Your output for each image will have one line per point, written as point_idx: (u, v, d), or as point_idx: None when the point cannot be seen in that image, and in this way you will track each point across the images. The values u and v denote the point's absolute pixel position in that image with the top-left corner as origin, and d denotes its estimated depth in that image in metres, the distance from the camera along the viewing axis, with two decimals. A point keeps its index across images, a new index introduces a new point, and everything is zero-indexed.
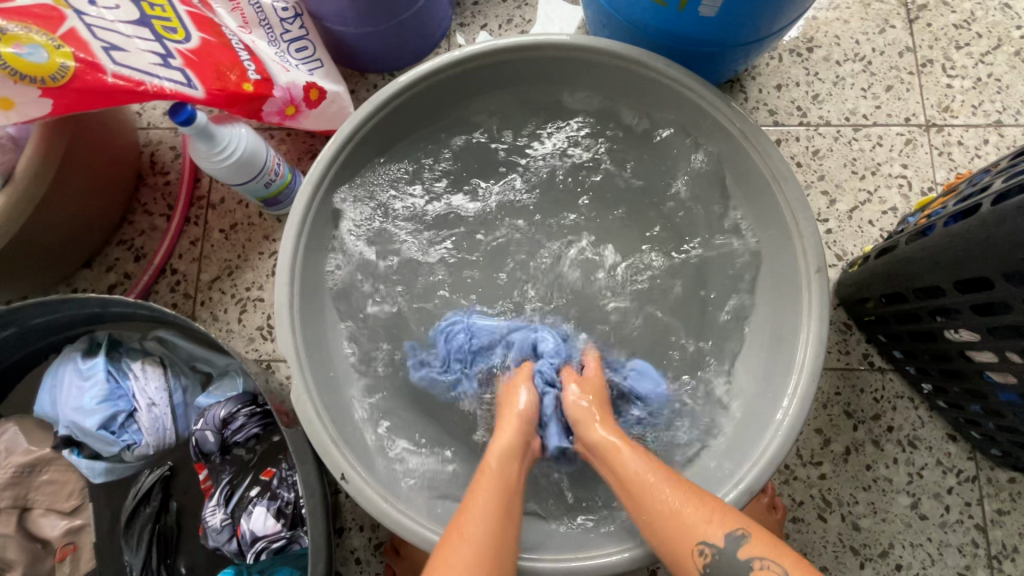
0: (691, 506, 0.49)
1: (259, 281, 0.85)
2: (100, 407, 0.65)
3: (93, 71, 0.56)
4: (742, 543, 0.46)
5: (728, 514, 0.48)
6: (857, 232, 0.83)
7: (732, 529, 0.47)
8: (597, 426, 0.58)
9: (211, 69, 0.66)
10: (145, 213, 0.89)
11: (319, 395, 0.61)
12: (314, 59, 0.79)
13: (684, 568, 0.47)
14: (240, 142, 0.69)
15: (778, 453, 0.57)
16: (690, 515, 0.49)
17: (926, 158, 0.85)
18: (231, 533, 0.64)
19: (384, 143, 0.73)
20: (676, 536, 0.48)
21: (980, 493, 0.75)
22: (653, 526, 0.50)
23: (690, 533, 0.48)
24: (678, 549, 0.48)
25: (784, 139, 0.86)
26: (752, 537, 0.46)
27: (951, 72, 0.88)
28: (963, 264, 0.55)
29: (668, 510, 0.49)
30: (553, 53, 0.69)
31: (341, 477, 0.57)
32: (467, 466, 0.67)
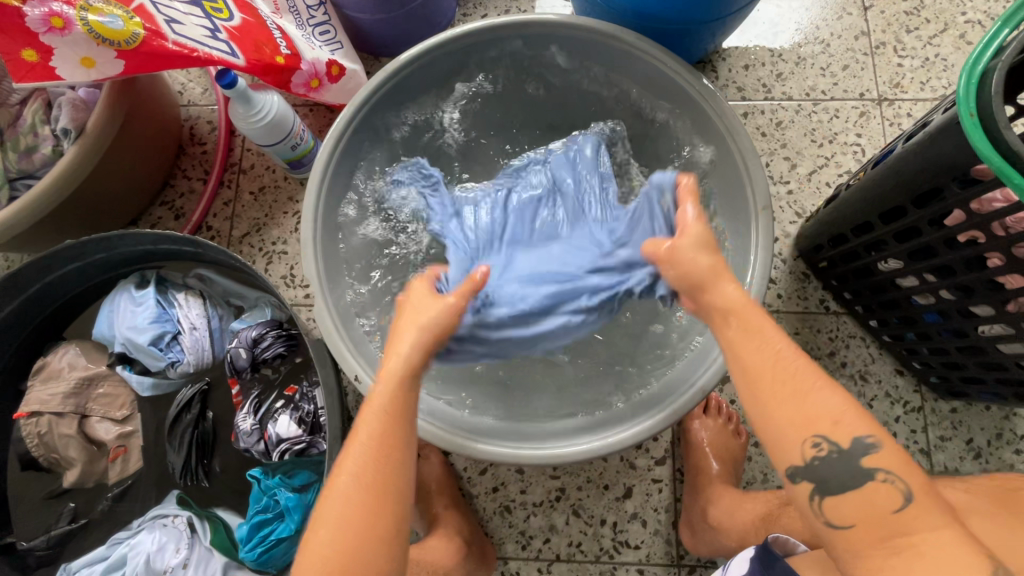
0: (825, 392, 0.45)
1: (283, 237, 0.97)
2: (151, 327, 0.76)
3: (157, 38, 0.68)
4: (871, 450, 0.44)
5: (859, 417, 0.44)
6: (815, 193, 0.92)
7: (864, 435, 0.44)
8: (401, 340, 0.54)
9: (250, 43, 0.78)
10: (185, 178, 1.01)
11: (336, 313, 0.72)
12: (336, 41, 0.92)
13: (789, 451, 0.45)
14: (272, 106, 0.81)
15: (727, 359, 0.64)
16: (805, 384, 0.45)
17: (877, 128, 0.95)
18: (259, 436, 0.74)
19: (395, 108, 0.83)
20: (790, 428, 0.44)
21: (925, 421, 0.83)
22: (753, 398, 0.46)
23: (811, 425, 0.44)
24: (791, 434, 0.44)
25: (751, 112, 0.97)
26: (883, 447, 0.44)
27: (901, 53, 0.98)
28: (885, 197, 0.65)
29: (799, 394, 0.45)
30: (540, 30, 0.79)
31: (354, 378, 0.68)
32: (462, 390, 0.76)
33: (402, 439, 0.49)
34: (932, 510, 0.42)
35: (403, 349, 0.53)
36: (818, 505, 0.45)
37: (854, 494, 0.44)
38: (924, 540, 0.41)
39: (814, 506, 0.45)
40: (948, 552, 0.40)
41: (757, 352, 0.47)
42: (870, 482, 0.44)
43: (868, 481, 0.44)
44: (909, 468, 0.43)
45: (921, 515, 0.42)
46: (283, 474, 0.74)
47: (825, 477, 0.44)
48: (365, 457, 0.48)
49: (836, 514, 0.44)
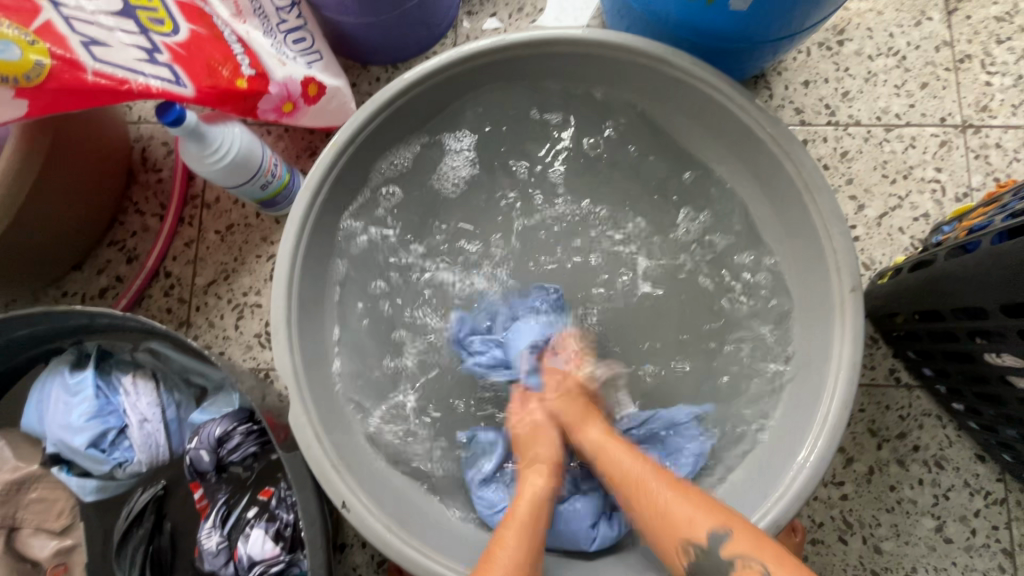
0: (677, 501, 0.49)
1: (256, 286, 0.82)
2: (89, 425, 0.62)
3: (72, 69, 0.52)
4: (725, 539, 0.45)
5: (711, 511, 0.47)
6: (886, 240, 0.78)
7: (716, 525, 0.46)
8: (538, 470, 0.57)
9: (201, 65, 0.62)
10: (137, 213, 0.85)
11: (318, 416, 0.58)
12: (313, 51, 0.74)
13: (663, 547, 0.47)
14: (234, 141, 0.65)
15: (794, 502, 0.54)
16: (655, 501, 0.49)
17: (961, 161, 0.80)
18: (228, 557, 0.61)
19: (386, 146, 0.68)
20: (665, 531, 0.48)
21: (1009, 516, 0.72)
22: (635, 517, 0.51)
23: (675, 531, 0.47)
24: (665, 542, 0.48)
25: (811, 140, 0.81)
26: (736, 532, 0.45)
27: (990, 68, 0.82)
28: (1010, 288, 0.51)
29: (657, 511, 0.49)
30: (569, 49, 0.64)
31: (341, 505, 0.54)
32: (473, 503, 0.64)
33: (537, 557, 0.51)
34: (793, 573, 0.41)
35: (529, 494, 0.55)
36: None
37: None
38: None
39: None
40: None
41: (612, 462, 0.55)
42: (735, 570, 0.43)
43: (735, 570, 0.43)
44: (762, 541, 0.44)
45: None
46: None
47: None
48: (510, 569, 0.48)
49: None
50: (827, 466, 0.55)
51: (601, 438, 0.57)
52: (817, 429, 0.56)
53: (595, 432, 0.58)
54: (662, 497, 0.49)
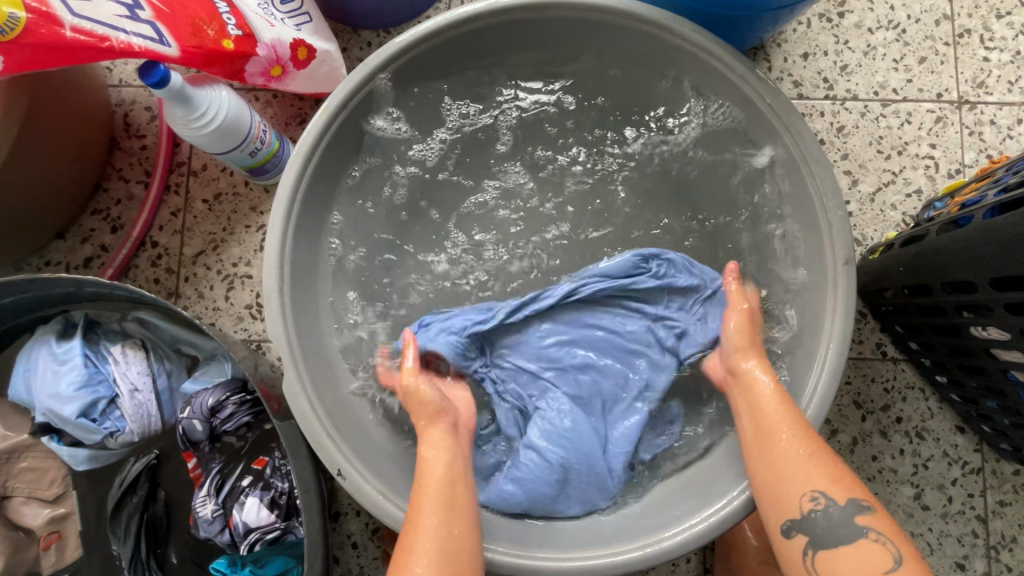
0: (817, 460, 0.50)
1: (246, 256, 0.80)
2: (78, 395, 0.61)
3: (49, 23, 0.50)
4: (864, 511, 0.48)
5: (850, 483, 0.49)
6: (878, 216, 0.79)
7: (859, 498, 0.48)
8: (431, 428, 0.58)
9: (185, 23, 0.59)
10: (120, 180, 0.82)
11: (312, 386, 0.58)
12: (301, 12, 0.72)
13: (786, 494, 0.50)
14: (222, 105, 0.63)
15: None
16: (794, 452, 0.51)
17: (955, 138, 0.80)
18: (223, 525, 0.61)
19: (379, 113, 0.67)
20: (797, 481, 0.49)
21: (984, 484, 0.74)
22: (761, 462, 0.52)
23: (810, 481, 0.49)
24: (784, 495, 0.50)
25: (808, 114, 0.81)
26: (874, 511, 0.48)
27: (989, 44, 0.82)
28: (1000, 262, 0.52)
29: (795, 458, 0.50)
30: (568, 14, 0.63)
31: (337, 473, 0.55)
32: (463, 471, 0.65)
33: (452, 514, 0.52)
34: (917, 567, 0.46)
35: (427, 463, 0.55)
36: (812, 559, 0.48)
37: (845, 550, 0.47)
38: None
39: (809, 559, 0.48)
40: None
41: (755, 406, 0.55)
42: (863, 539, 0.47)
43: (860, 538, 0.47)
44: (897, 533, 0.47)
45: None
46: (252, 564, 0.62)
47: (823, 530, 0.48)
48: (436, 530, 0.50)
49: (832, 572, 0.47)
50: (814, 435, 0.56)
51: (760, 378, 0.57)
52: (805, 401, 0.58)
53: (753, 361, 0.59)
54: (800, 450, 0.51)
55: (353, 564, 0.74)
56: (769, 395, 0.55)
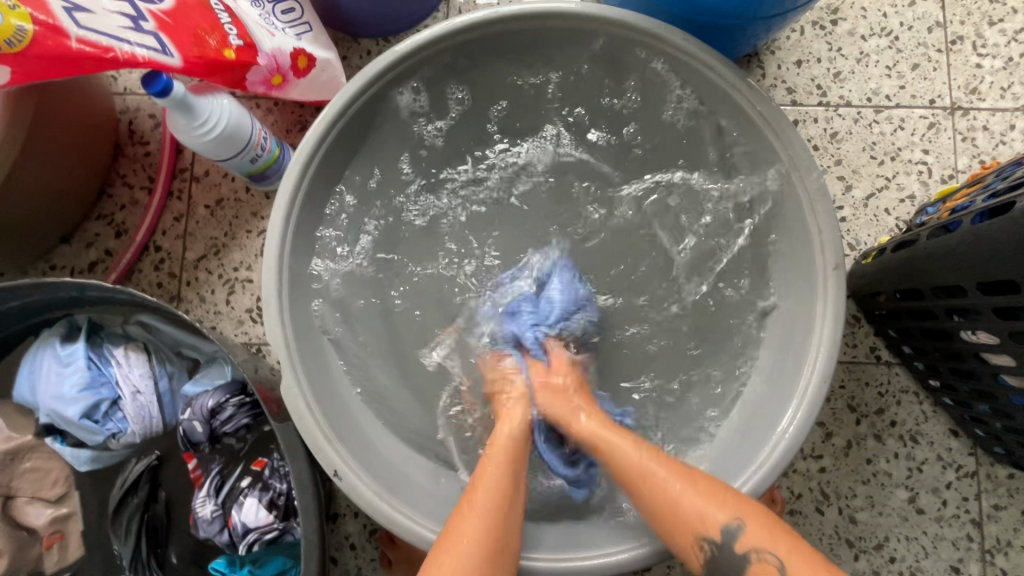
0: (689, 495, 0.49)
1: (247, 260, 0.82)
2: (82, 396, 0.62)
3: (55, 36, 0.51)
4: (739, 533, 0.46)
5: (725, 504, 0.48)
6: (872, 221, 0.79)
7: (731, 517, 0.47)
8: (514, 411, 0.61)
9: (187, 34, 0.61)
10: (125, 186, 0.84)
11: (310, 388, 0.59)
12: (302, 22, 0.73)
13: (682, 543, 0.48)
14: (223, 113, 0.65)
15: (773, 471, 0.56)
16: (669, 501, 0.50)
17: (948, 144, 0.81)
18: (222, 525, 0.62)
19: (377, 121, 0.68)
20: (679, 531, 0.49)
21: (978, 488, 0.75)
22: (651, 515, 0.51)
23: (688, 525, 0.48)
24: (678, 538, 0.49)
25: (802, 120, 0.82)
26: (749, 522, 0.47)
27: (981, 50, 0.83)
28: (989, 266, 0.52)
29: (669, 504, 0.50)
30: (562, 23, 0.64)
31: (333, 474, 0.56)
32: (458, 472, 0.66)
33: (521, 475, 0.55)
34: (807, 563, 0.44)
35: (510, 424, 0.59)
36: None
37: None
38: None
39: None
40: None
41: (613, 451, 0.55)
42: (751, 564, 0.45)
43: (751, 565, 0.45)
44: (776, 531, 0.46)
45: None
46: (251, 564, 0.63)
47: (718, 570, 0.46)
48: (496, 495, 0.52)
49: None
50: (805, 437, 0.57)
51: (598, 429, 0.57)
52: (796, 404, 0.59)
53: (583, 419, 0.58)
54: (675, 492, 0.50)
55: (351, 565, 0.75)
56: (633, 444, 0.55)
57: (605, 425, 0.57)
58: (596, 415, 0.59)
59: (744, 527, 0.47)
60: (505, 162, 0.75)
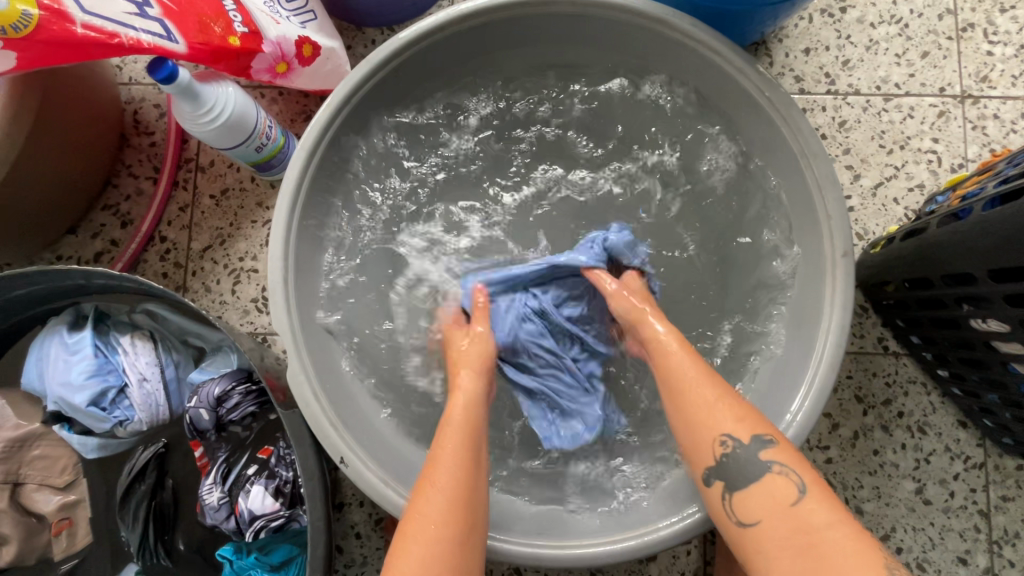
0: (724, 405, 0.50)
1: (252, 251, 0.82)
2: (89, 383, 0.62)
3: (60, 20, 0.51)
4: (768, 446, 0.47)
5: (754, 420, 0.49)
6: (880, 211, 0.79)
7: (760, 433, 0.48)
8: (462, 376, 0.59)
9: (193, 21, 0.61)
10: (130, 176, 0.84)
11: (316, 376, 0.59)
12: (307, 10, 0.73)
13: (702, 453, 0.49)
14: (228, 101, 0.64)
15: (783, 457, 0.56)
16: (703, 400, 0.50)
17: (958, 133, 0.80)
18: (229, 512, 0.63)
19: (382, 109, 0.68)
20: (703, 437, 0.49)
21: (986, 479, 0.74)
22: (678, 423, 0.51)
23: (715, 424, 0.49)
24: (699, 434, 0.49)
25: (810, 109, 0.81)
26: (777, 445, 0.48)
27: (992, 38, 0.82)
28: (1000, 253, 0.52)
29: (703, 413, 0.50)
30: (569, 10, 0.63)
31: (339, 461, 0.56)
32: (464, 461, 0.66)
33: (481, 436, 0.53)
34: (825, 499, 0.44)
35: (461, 389, 0.57)
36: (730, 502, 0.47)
37: (755, 488, 0.46)
38: (827, 544, 0.42)
39: (725, 504, 0.48)
40: (859, 552, 0.41)
41: (669, 359, 0.54)
42: (768, 474, 0.46)
43: (766, 473, 0.46)
44: (804, 465, 0.47)
45: (815, 510, 0.43)
46: (257, 551, 0.63)
47: (728, 472, 0.47)
48: (459, 454, 0.50)
49: (748, 514, 0.46)
50: (813, 424, 0.56)
51: (668, 335, 0.56)
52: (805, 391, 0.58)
53: (659, 325, 0.58)
54: (710, 396, 0.50)
55: (356, 554, 0.75)
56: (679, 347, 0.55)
57: (674, 332, 0.57)
58: (666, 323, 0.59)
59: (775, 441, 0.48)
60: (510, 151, 0.74)
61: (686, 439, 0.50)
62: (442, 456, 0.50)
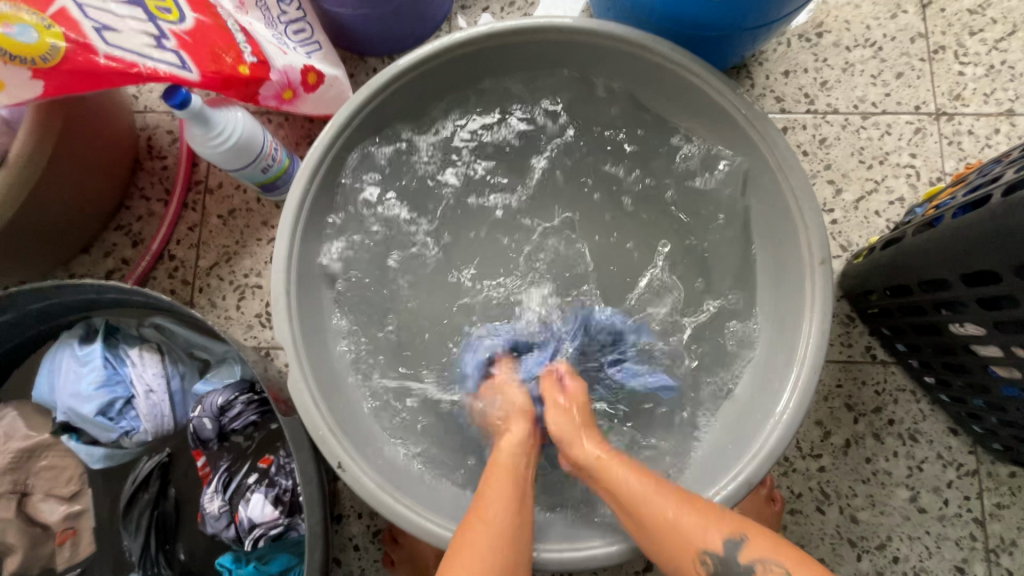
0: (687, 513, 0.50)
1: (257, 268, 0.85)
2: (98, 394, 0.64)
3: (85, 52, 0.55)
4: (740, 548, 0.48)
5: (724, 521, 0.50)
6: (863, 223, 0.81)
7: (731, 534, 0.49)
8: (514, 425, 0.62)
9: (206, 52, 0.65)
10: (142, 198, 0.88)
11: (316, 383, 0.61)
12: (312, 41, 0.78)
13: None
14: (237, 126, 0.68)
15: (778, 446, 0.57)
16: (665, 520, 0.50)
17: (935, 148, 0.83)
18: (229, 520, 0.64)
19: (381, 130, 0.72)
20: (679, 560, 0.49)
21: (980, 486, 0.75)
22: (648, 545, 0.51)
23: (688, 546, 0.49)
24: (678, 556, 0.49)
25: (791, 127, 0.85)
26: (750, 538, 0.48)
27: (963, 59, 0.86)
28: (971, 258, 0.54)
29: (667, 530, 0.50)
30: (557, 37, 0.68)
31: (338, 466, 0.57)
32: (460, 469, 0.68)
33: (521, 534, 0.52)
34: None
35: (510, 442, 0.60)
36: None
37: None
38: None
39: None
40: None
41: (612, 480, 0.55)
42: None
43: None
44: (778, 546, 0.48)
45: None
46: (257, 560, 0.64)
47: None
48: (508, 505, 0.54)
49: None
50: (798, 424, 0.58)
51: (596, 453, 0.57)
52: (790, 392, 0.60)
53: (587, 444, 0.58)
54: (669, 515, 0.51)
55: (354, 566, 0.76)
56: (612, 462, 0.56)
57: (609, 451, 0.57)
58: (596, 442, 0.59)
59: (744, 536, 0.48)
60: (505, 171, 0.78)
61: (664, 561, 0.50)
62: (489, 501, 0.54)
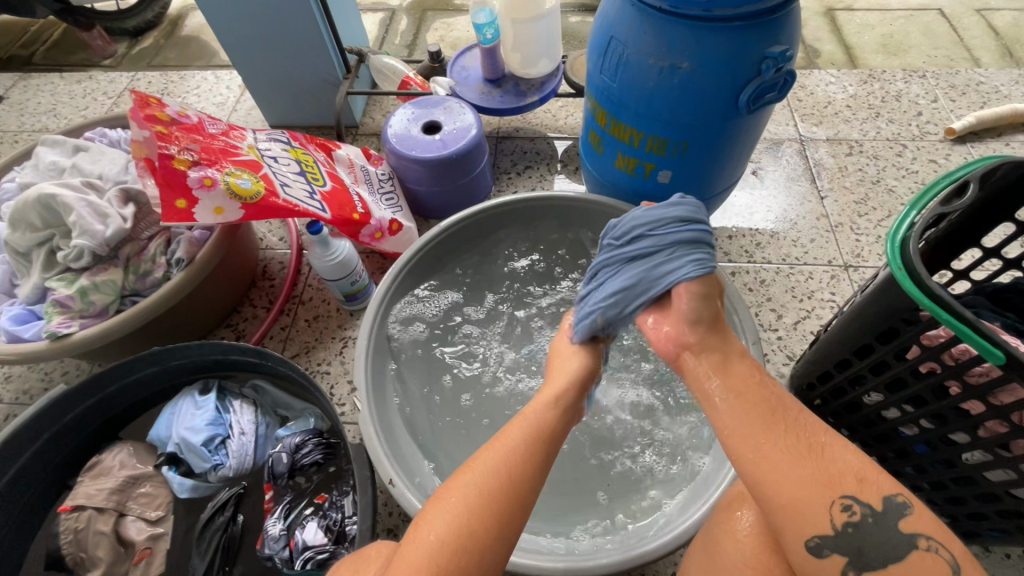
0: (839, 448, 0.50)
1: (328, 358, 1.08)
2: (206, 429, 0.83)
3: (272, 196, 0.90)
4: (905, 513, 0.47)
5: (878, 482, 0.48)
6: (801, 339, 1.05)
7: (893, 498, 0.48)
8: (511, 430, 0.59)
9: (336, 203, 1.00)
10: (250, 305, 1.16)
11: (376, 417, 0.82)
12: (397, 204, 1.15)
13: (811, 520, 0.48)
14: (344, 250, 1.00)
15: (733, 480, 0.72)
16: (833, 460, 0.49)
17: (848, 289, 1.11)
18: (285, 543, 0.76)
19: (443, 258, 1.05)
20: (815, 497, 0.48)
21: None
22: (772, 472, 0.49)
23: (836, 486, 0.47)
24: (814, 501, 0.47)
25: (737, 272, 1.15)
26: (916, 513, 0.48)
27: (858, 232, 1.19)
28: (851, 338, 0.77)
29: (809, 457, 0.49)
30: (558, 205, 1.04)
31: (389, 481, 0.73)
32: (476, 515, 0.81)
33: (519, 508, 0.53)
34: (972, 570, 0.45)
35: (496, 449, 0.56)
36: None
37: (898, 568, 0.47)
38: None
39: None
40: None
41: (740, 395, 0.54)
42: (915, 551, 0.46)
43: (913, 551, 0.46)
44: (942, 530, 0.47)
45: None
46: None
47: (856, 542, 0.47)
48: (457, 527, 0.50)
49: None
50: None
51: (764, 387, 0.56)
52: None
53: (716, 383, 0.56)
54: (820, 442, 0.50)
55: None
56: (776, 396, 0.54)
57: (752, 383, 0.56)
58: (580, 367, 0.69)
59: (908, 504, 0.48)
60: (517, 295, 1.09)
61: (770, 509, 0.49)
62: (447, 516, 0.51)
